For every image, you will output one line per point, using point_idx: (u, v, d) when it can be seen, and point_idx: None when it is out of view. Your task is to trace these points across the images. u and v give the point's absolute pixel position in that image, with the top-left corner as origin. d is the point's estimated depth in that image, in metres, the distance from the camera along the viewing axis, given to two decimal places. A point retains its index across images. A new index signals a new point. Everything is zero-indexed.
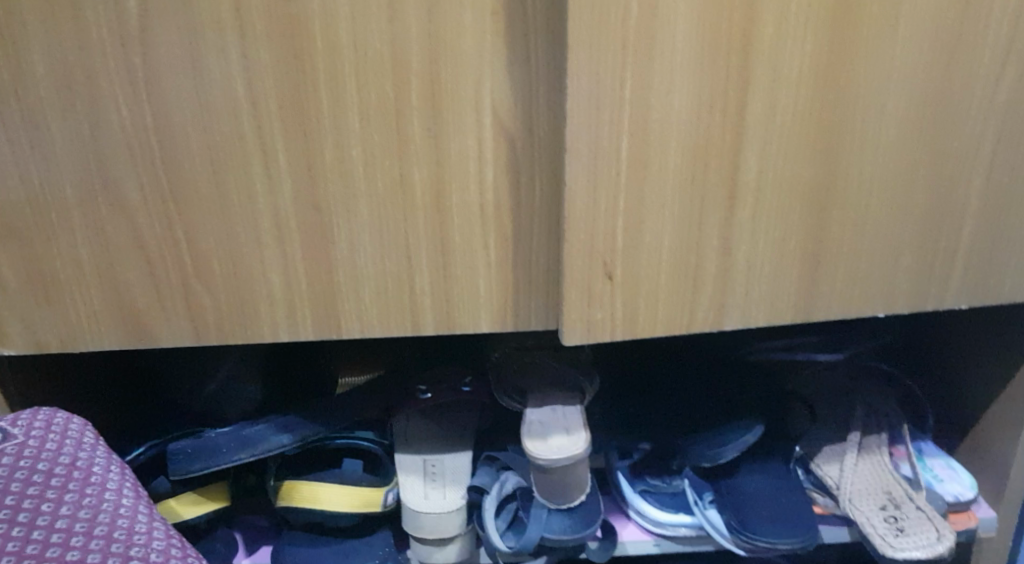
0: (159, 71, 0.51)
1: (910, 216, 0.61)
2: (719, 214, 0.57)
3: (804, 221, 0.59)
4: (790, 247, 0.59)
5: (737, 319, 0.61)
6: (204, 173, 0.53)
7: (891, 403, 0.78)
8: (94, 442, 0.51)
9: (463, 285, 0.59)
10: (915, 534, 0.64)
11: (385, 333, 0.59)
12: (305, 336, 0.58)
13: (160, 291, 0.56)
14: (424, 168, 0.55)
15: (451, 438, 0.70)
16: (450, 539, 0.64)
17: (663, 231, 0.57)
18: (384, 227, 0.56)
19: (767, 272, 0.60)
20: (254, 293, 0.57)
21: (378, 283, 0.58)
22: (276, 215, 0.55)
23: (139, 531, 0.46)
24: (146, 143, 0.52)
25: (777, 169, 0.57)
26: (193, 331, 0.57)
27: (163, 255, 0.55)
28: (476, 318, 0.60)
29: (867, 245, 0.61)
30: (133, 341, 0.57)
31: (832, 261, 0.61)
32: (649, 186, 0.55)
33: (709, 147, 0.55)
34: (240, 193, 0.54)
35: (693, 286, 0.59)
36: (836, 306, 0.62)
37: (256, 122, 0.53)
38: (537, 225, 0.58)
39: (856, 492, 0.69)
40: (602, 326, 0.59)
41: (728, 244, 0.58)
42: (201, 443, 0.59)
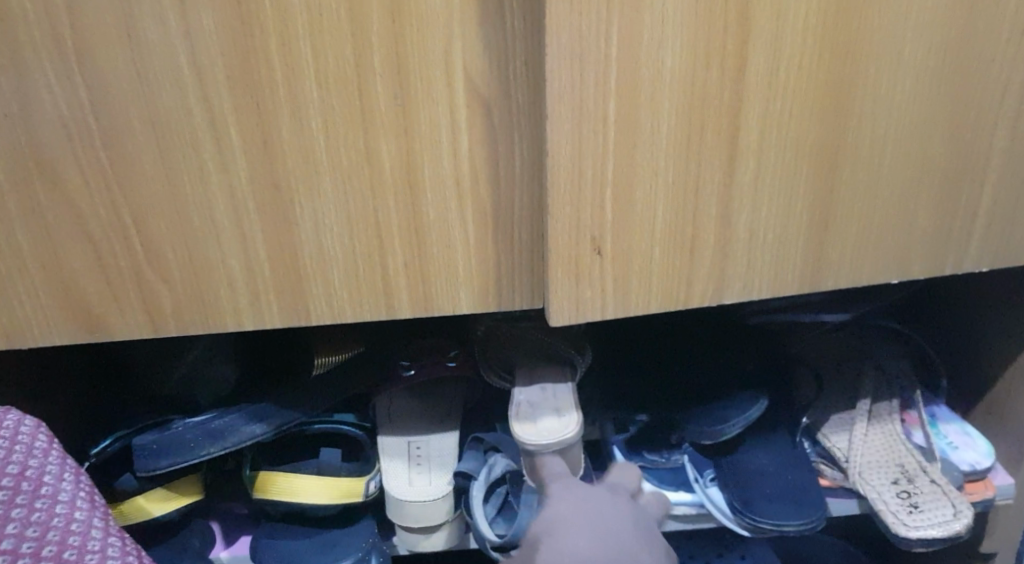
0: (90, 41, 0.45)
1: (928, 174, 0.56)
2: (718, 180, 0.52)
3: (811, 185, 0.54)
4: (795, 213, 0.54)
5: (738, 292, 0.56)
6: (150, 152, 0.49)
7: (904, 362, 0.75)
8: (46, 447, 0.47)
9: (440, 264, 0.54)
10: (929, 511, 0.61)
11: (358, 318, 0.55)
12: (272, 323, 0.54)
13: (111, 282, 0.51)
14: (391, 139, 0.50)
15: (438, 417, 0.67)
16: (437, 526, 0.61)
17: (655, 200, 0.52)
18: (351, 205, 0.52)
19: (772, 241, 0.55)
20: (214, 279, 0.52)
21: (348, 265, 0.53)
22: (231, 196, 0.50)
23: (93, 549, 0.43)
24: (82, 122, 0.47)
25: (782, 129, 0.51)
26: (150, 321, 0.53)
27: (111, 243, 0.50)
28: (456, 298, 0.56)
29: (880, 207, 0.56)
30: (88, 335, 0.53)
31: (841, 226, 0.56)
32: (639, 153, 0.50)
33: (705, 107, 0.50)
34: (191, 173, 0.49)
35: (690, 258, 0.54)
36: (845, 274, 0.58)
37: (203, 95, 0.48)
38: (518, 197, 0.53)
39: (866, 465, 0.66)
40: (591, 304, 0.54)
41: (727, 213, 0.53)
42: (167, 438, 0.56)
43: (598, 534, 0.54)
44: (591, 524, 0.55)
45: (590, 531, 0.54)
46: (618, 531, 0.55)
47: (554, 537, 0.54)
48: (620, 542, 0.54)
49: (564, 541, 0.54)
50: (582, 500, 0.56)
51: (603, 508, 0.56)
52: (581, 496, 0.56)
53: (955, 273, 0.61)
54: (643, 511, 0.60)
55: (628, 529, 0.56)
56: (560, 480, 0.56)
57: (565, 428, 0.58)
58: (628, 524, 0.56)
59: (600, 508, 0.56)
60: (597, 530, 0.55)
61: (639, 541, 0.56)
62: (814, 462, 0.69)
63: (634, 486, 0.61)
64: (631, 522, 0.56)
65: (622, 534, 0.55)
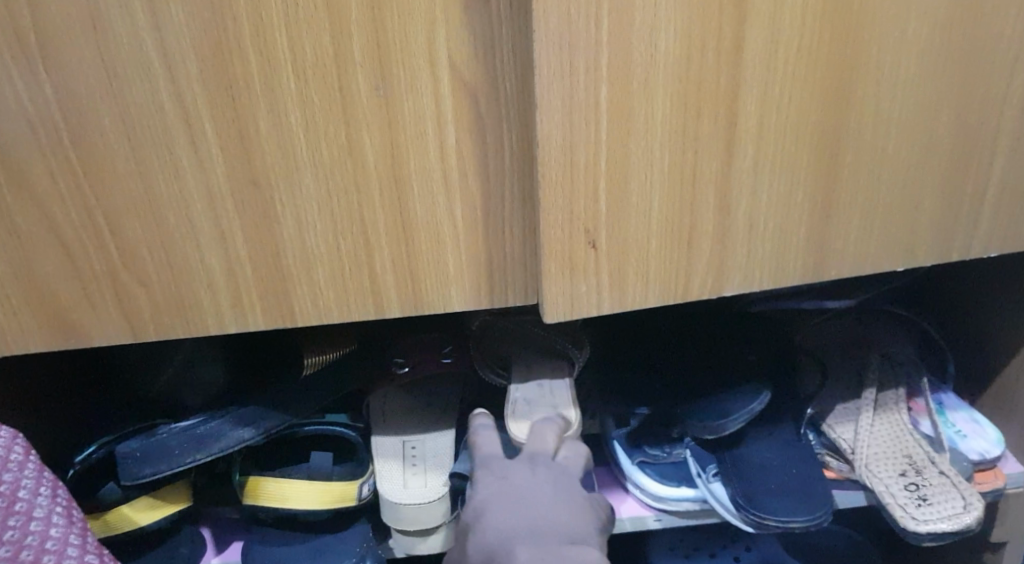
0: (53, 35, 0.43)
1: (935, 157, 0.53)
2: (717, 168, 0.50)
3: (814, 171, 0.51)
4: (798, 200, 0.52)
5: (739, 283, 0.54)
6: (122, 150, 0.46)
7: (909, 349, 0.73)
8: (22, 456, 0.44)
9: (429, 260, 0.52)
10: (939, 504, 0.60)
11: (346, 318, 0.53)
12: (256, 325, 0.53)
13: (87, 287, 0.49)
14: (374, 131, 0.48)
15: (433, 415, 0.65)
16: (433, 529, 0.60)
17: (651, 190, 0.50)
18: (334, 201, 0.49)
19: (773, 230, 0.53)
20: (194, 281, 0.50)
21: (333, 264, 0.51)
22: (209, 194, 0.48)
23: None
24: (48, 120, 0.45)
25: (782, 113, 0.49)
26: (129, 325, 0.51)
27: (85, 246, 0.48)
28: (446, 295, 0.54)
29: (886, 192, 0.54)
30: (65, 342, 0.51)
31: (845, 213, 0.54)
32: (634, 141, 0.48)
33: (702, 92, 0.47)
34: (166, 172, 0.47)
35: (689, 250, 0.52)
36: (850, 262, 0.56)
37: (175, 89, 0.45)
38: (509, 189, 0.51)
39: (873, 456, 0.65)
40: (586, 299, 0.52)
41: (726, 202, 0.51)
42: (151, 445, 0.54)
43: (518, 511, 0.52)
44: (512, 502, 0.53)
45: (511, 509, 0.52)
46: (538, 503, 0.52)
47: (481, 521, 0.53)
48: (541, 515, 0.52)
49: (487, 524, 0.52)
50: (505, 479, 0.54)
51: (524, 482, 0.53)
52: (507, 474, 0.54)
53: (962, 258, 0.58)
54: (565, 470, 0.55)
55: (551, 498, 0.53)
56: (489, 463, 0.55)
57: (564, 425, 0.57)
58: (554, 493, 0.53)
59: (522, 481, 0.53)
60: (519, 506, 0.52)
61: (562, 509, 0.53)
62: (819, 454, 0.68)
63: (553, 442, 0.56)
64: (554, 490, 0.53)
65: (543, 505, 0.52)
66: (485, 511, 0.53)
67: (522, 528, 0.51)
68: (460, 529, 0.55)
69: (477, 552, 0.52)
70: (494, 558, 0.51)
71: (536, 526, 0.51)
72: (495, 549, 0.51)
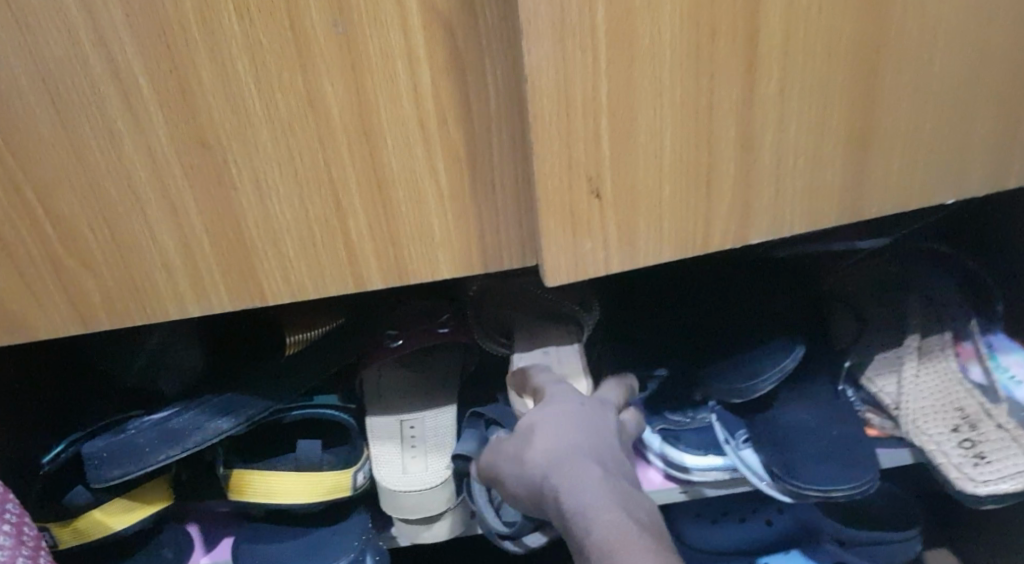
0: None
1: (988, 71, 0.46)
2: (737, 97, 0.43)
3: (850, 94, 0.44)
4: (831, 130, 0.45)
5: (766, 229, 0.48)
6: (45, 115, 0.40)
7: (951, 283, 0.65)
8: None
9: (411, 222, 0.46)
10: (997, 463, 0.55)
11: (323, 294, 0.47)
12: (223, 305, 0.47)
13: (25, 274, 0.44)
14: (337, 77, 0.41)
15: (431, 389, 0.59)
16: (438, 516, 0.56)
17: (662, 128, 0.43)
18: (298, 161, 0.43)
19: (803, 165, 0.46)
20: (145, 260, 0.45)
21: (302, 233, 0.45)
22: (152, 161, 0.42)
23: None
24: None
25: (812, 28, 0.42)
26: (78, 314, 0.45)
27: (16, 226, 0.42)
28: (433, 262, 0.48)
29: (932, 115, 0.47)
30: (10, 335, 0.45)
31: (885, 141, 0.47)
32: (638, 71, 0.41)
33: (717, 8, 0.40)
34: (100, 138, 0.41)
35: (707, 195, 0.46)
36: (892, 199, 0.49)
37: (99, 40, 0.39)
38: (497, 136, 0.44)
39: (921, 411, 0.59)
40: (592, 257, 0.46)
41: (748, 136, 0.44)
42: (118, 444, 0.49)
43: (584, 431, 0.46)
44: (579, 420, 0.47)
45: (578, 426, 0.47)
46: (605, 432, 0.47)
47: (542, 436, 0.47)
48: (608, 441, 0.47)
49: (552, 437, 0.46)
50: (571, 402, 0.48)
51: (592, 412, 0.48)
52: (575, 399, 0.49)
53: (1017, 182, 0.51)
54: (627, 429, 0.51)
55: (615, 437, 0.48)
56: (554, 391, 0.49)
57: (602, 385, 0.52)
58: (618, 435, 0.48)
59: (587, 410, 0.48)
60: (587, 426, 0.47)
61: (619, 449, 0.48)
62: (860, 410, 0.63)
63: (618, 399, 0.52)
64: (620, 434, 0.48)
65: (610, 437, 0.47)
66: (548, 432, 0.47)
67: (590, 445, 0.45)
68: (511, 449, 0.48)
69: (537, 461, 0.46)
70: (562, 461, 0.44)
71: (602, 450, 0.46)
72: (561, 462, 0.45)
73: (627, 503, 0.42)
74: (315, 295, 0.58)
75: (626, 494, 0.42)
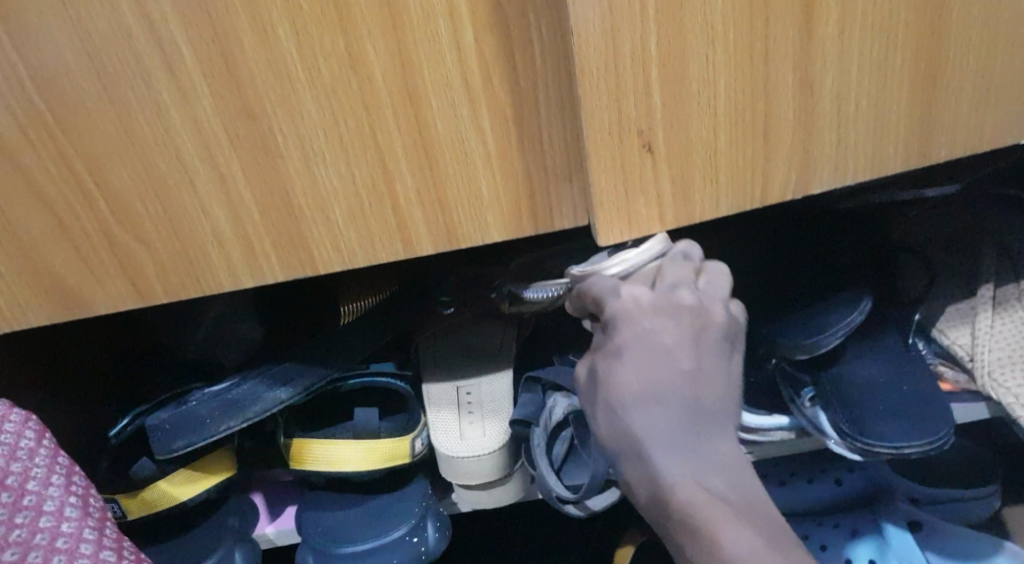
0: None
1: None
2: (794, 37, 0.41)
3: (918, 27, 0.42)
4: (898, 69, 0.43)
5: (830, 179, 0.45)
6: (93, 90, 0.40)
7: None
8: (33, 447, 0.43)
9: (459, 186, 0.45)
10: None
11: (373, 262, 0.47)
12: (274, 275, 0.47)
13: (82, 251, 0.44)
14: (378, 39, 0.40)
15: (487, 353, 0.59)
16: (496, 482, 0.56)
17: (716, 75, 0.41)
18: (342, 127, 0.42)
19: (866, 110, 0.44)
20: (196, 232, 0.45)
21: (350, 200, 0.45)
22: (199, 132, 0.42)
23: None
24: (8, 62, 0.39)
25: None
26: (135, 289, 0.46)
27: (70, 202, 0.43)
28: (484, 226, 0.47)
29: (1005, 48, 0.44)
30: (71, 312, 0.46)
31: (957, 79, 0.44)
32: (689, 15, 0.39)
33: None
34: (146, 111, 0.41)
35: (767, 145, 0.44)
36: (965, 141, 0.46)
37: (142, 11, 0.39)
38: (544, 92, 0.43)
39: (1001, 360, 0.58)
40: (648, 216, 0.45)
41: (808, 79, 0.42)
42: (180, 415, 0.50)
43: (645, 373, 0.42)
44: (638, 351, 0.42)
45: (643, 370, 0.42)
46: (672, 356, 0.42)
47: (609, 380, 0.43)
48: (681, 379, 0.42)
49: (616, 388, 0.43)
50: (636, 324, 0.43)
51: (653, 326, 0.42)
52: (638, 322, 0.43)
53: None
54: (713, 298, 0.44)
55: (694, 360, 0.42)
56: (607, 303, 0.44)
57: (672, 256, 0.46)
58: (695, 341, 0.43)
59: (654, 327, 0.42)
60: (657, 367, 0.42)
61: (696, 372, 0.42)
62: (932, 364, 0.61)
63: (691, 272, 0.45)
64: (696, 346, 0.42)
65: (686, 366, 0.42)
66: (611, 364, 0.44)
67: (665, 398, 0.41)
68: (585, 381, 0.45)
69: (613, 433, 0.42)
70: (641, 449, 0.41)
71: (667, 388, 0.42)
72: (637, 443, 0.41)
73: (703, 471, 0.40)
74: (370, 264, 0.58)
75: (716, 477, 0.40)
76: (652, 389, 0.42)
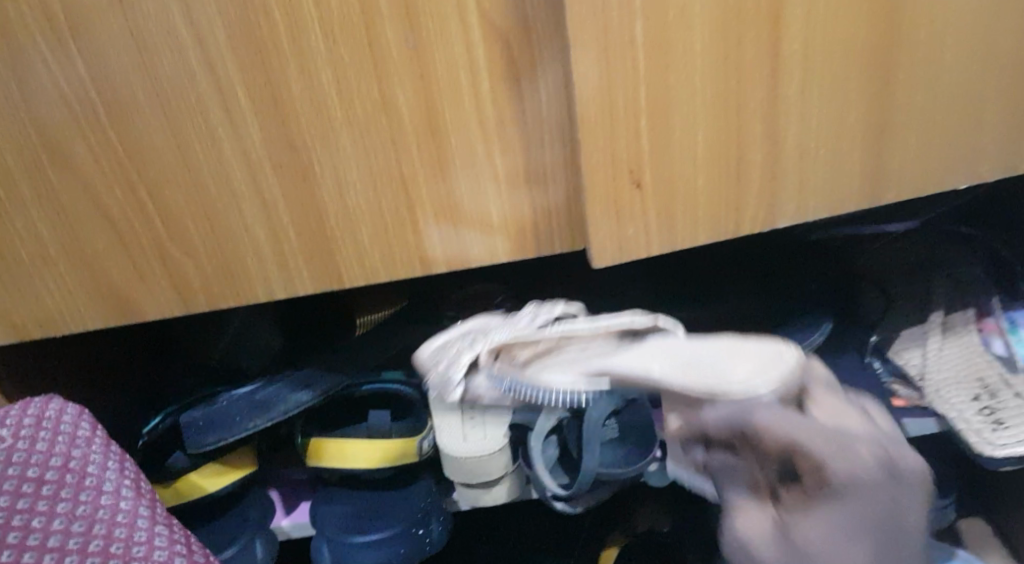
0: (82, 10, 0.43)
1: (998, 64, 0.50)
2: (764, 93, 0.48)
3: (868, 87, 0.49)
4: (851, 122, 0.50)
5: (793, 214, 0.52)
6: (158, 124, 0.46)
7: (976, 268, 0.69)
8: (89, 435, 0.46)
9: (472, 212, 0.51)
10: (1016, 427, 0.59)
11: (393, 278, 0.53)
12: (305, 288, 0.53)
13: (138, 262, 0.50)
14: (407, 85, 0.47)
15: None
16: (496, 480, 0.61)
17: (696, 123, 0.48)
18: (372, 160, 0.49)
19: (825, 155, 0.51)
20: (239, 249, 0.51)
21: (376, 223, 0.51)
22: (248, 161, 0.48)
23: (139, 541, 0.43)
24: (86, 98, 0.45)
25: (830, 29, 0.47)
26: (182, 298, 0.51)
27: (130, 220, 0.49)
28: (492, 247, 0.53)
29: (944, 105, 0.51)
30: (124, 317, 0.52)
31: (901, 131, 0.51)
32: (674, 73, 0.46)
33: (744, 14, 0.45)
34: (203, 142, 0.47)
35: (739, 183, 0.51)
36: (911, 183, 0.53)
37: (205, 57, 0.45)
38: (548, 134, 0.50)
39: (944, 381, 0.63)
40: (637, 243, 0.51)
41: (775, 129, 0.49)
42: (213, 412, 0.56)
43: (869, 531, 0.45)
44: (858, 509, 0.45)
45: (863, 531, 0.45)
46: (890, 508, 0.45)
47: (817, 545, 0.45)
48: (897, 525, 0.46)
49: (836, 554, 0.45)
50: (856, 480, 0.45)
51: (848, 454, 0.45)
52: (855, 477, 0.45)
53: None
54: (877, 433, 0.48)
55: (907, 505, 0.46)
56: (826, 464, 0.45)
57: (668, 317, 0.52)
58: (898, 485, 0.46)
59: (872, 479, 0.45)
60: (875, 522, 0.45)
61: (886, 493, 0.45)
62: (887, 382, 0.66)
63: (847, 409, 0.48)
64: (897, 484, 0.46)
65: (903, 513, 0.46)
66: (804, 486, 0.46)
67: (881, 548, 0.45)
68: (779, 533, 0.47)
69: None
70: None
71: (881, 536, 0.45)
72: None
73: None
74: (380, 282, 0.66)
75: None
76: (876, 544, 0.45)
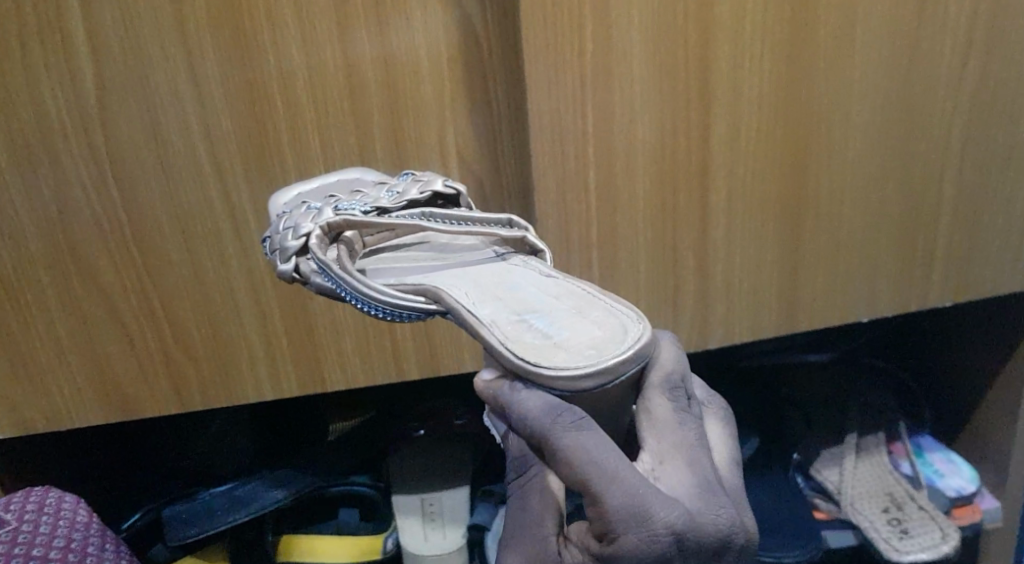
0: (122, 145, 0.51)
1: (885, 220, 0.61)
2: (693, 233, 0.58)
3: (778, 234, 0.59)
4: (765, 262, 0.60)
5: (721, 335, 0.62)
6: (175, 241, 0.53)
7: (889, 396, 0.79)
8: (88, 520, 0.53)
9: (445, 326, 0.59)
10: (918, 536, 0.67)
11: (370, 383, 0.60)
12: (292, 390, 0.59)
13: (143, 365, 0.56)
14: None
15: (447, 473, 0.70)
16: None
17: (638, 255, 0.58)
18: None
19: (746, 287, 0.61)
20: (235, 352, 0.57)
21: (358, 333, 0.58)
22: (251, 276, 0.55)
23: None
24: (114, 217, 0.52)
25: (745, 185, 0.57)
26: (177, 395, 0.57)
27: (140, 324, 0.55)
28: (460, 358, 0.60)
29: (842, 253, 0.61)
30: (123, 412, 0.57)
31: (809, 272, 0.61)
32: (621, 215, 0.57)
33: (675, 171, 0.56)
34: (213, 259, 0.54)
35: (674, 306, 0.60)
36: (819, 314, 0.63)
37: (223, 187, 0.52)
38: None
39: (857, 495, 0.71)
40: None
41: (703, 263, 0.59)
42: (195, 507, 0.63)
43: (587, 452, 0.33)
44: (585, 452, 0.33)
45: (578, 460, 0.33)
46: (608, 473, 0.33)
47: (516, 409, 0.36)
48: (600, 465, 0.33)
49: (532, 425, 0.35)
50: (599, 449, 0.33)
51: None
52: (587, 451, 0.33)
53: (922, 308, 0.65)
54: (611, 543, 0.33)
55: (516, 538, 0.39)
56: (567, 449, 0.34)
57: (533, 240, 0.45)
58: (609, 478, 0.33)
59: (599, 460, 0.33)
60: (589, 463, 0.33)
61: (723, 456, 0.40)
62: (811, 496, 0.73)
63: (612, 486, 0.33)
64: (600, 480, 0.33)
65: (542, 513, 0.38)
66: (596, 520, 0.34)
67: (557, 460, 0.34)
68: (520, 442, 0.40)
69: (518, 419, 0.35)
70: (554, 456, 0.34)
71: (589, 459, 0.33)
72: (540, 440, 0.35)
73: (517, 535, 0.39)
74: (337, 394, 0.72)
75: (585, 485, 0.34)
76: (572, 456, 0.33)
